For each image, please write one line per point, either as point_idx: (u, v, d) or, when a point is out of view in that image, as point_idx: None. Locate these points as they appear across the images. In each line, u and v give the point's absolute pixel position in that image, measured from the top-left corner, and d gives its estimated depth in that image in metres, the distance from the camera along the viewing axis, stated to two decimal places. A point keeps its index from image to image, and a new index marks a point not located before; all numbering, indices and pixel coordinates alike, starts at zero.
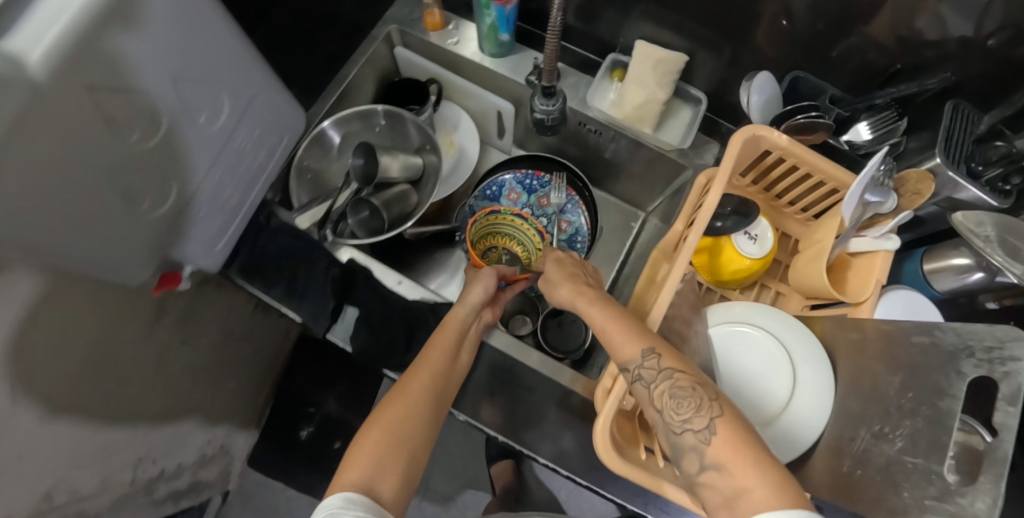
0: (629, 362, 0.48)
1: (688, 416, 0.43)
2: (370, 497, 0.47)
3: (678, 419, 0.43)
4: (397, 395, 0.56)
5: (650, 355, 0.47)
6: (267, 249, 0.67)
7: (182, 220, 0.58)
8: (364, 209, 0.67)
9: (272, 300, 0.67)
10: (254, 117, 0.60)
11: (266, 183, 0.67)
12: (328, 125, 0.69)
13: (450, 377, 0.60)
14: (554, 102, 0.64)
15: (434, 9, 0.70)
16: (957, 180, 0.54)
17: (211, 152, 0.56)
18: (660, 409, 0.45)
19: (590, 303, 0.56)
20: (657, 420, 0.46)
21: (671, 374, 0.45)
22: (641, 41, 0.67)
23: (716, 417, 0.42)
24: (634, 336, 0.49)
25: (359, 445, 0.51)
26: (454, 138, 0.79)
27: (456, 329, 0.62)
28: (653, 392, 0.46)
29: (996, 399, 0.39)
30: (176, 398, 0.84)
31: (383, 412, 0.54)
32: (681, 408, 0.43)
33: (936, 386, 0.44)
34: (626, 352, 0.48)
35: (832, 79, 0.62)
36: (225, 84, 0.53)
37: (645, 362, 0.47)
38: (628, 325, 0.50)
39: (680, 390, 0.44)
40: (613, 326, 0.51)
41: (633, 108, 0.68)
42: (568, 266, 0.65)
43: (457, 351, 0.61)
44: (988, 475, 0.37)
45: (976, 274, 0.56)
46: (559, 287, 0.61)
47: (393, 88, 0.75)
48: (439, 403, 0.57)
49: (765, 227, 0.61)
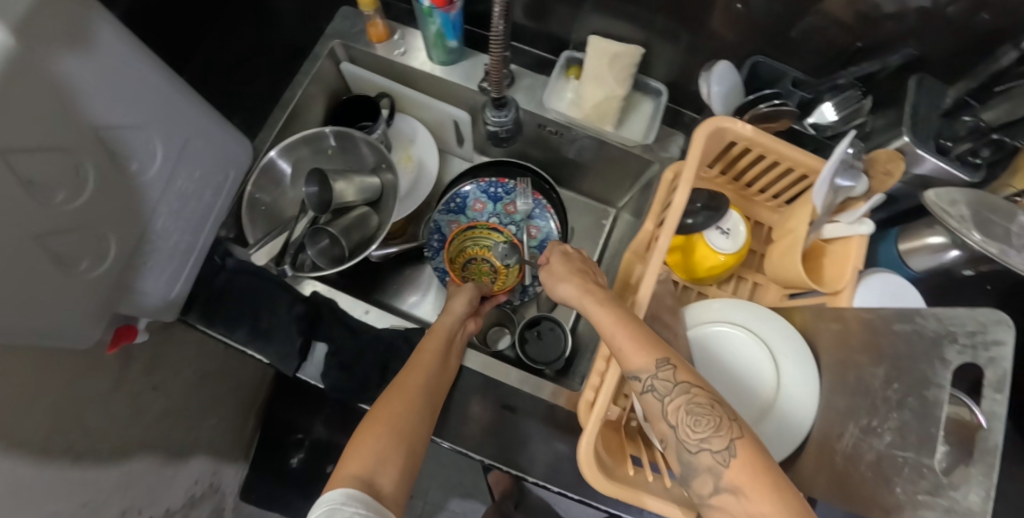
0: (640, 372, 0.44)
1: (706, 435, 0.40)
2: (368, 493, 0.45)
3: (695, 439, 0.40)
4: (387, 402, 0.53)
5: (664, 365, 0.44)
6: (226, 289, 0.64)
7: (127, 274, 0.54)
8: (323, 238, 0.65)
9: (235, 343, 0.63)
10: (193, 158, 0.57)
11: (216, 223, 0.64)
12: (276, 155, 0.67)
13: (440, 386, 0.57)
14: (506, 114, 0.62)
15: (377, 21, 0.66)
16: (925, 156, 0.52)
17: (149, 198, 0.54)
18: (675, 426, 0.42)
19: (598, 302, 0.51)
20: (668, 437, 0.43)
21: (688, 389, 0.42)
22: (594, 35, 0.63)
23: (737, 439, 0.39)
24: (648, 343, 0.45)
25: (349, 456, 0.48)
26: (411, 152, 0.76)
27: (444, 337, 0.61)
28: (668, 407, 0.42)
29: (981, 386, 0.37)
30: (155, 444, 0.80)
31: (375, 420, 0.51)
32: (698, 426, 0.41)
33: (921, 376, 0.43)
34: (639, 362, 0.44)
35: (793, 60, 0.60)
36: (155, 124, 0.52)
37: (659, 373, 0.43)
38: (640, 330, 0.46)
39: (697, 406, 0.41)
40: (623, 326, 0.47)
41: (593, 107, 0.65)
42: (571, 259, 0.60)
43: (444, 361, 0.59)
44: (978, 466, 0.35)
45: (952, 252, 0.54)
46: (560, 284, 0.57)
47: (341, 106, 0.72)
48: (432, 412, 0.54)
49: (738, 220, 0.59)
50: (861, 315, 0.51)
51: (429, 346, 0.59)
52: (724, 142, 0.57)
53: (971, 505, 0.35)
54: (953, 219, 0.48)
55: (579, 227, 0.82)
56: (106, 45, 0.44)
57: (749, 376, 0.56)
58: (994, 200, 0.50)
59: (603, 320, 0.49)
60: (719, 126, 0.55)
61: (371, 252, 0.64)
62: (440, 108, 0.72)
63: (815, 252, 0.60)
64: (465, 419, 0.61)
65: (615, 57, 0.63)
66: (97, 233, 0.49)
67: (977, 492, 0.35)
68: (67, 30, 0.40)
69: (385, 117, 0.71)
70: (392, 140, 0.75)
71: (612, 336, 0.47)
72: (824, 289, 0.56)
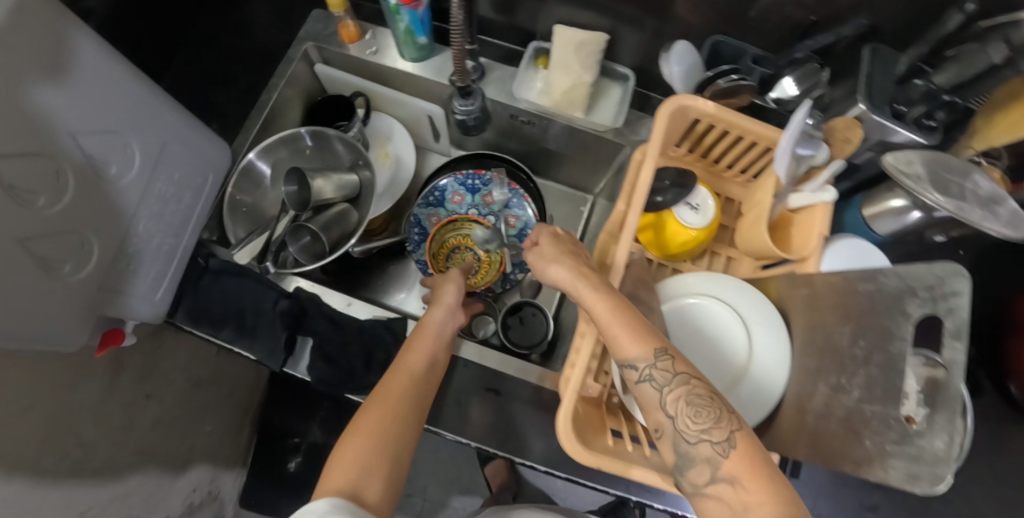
0: (637, 360, 0.44)
1: (706, 427, 0.40)
2: (352, 502, 0.43)
3: (694, 429, 0.40)
4: (377, 401, 0.52)
5: (662, 355, 0.44)
6: (211, 290, 0.65)
7: (112, 277, 0.56)
8: (303, 235, 0.66)
9: (222, 341, 0.64)
10: (171, 161, 0.59)
11: (199, 225, 0.66)
12: (255, 157, 0.68)
13: (429, 385, 0.56)
14: (472, 102, 0.64)
15: (348, 21, 0.68)
16: (884, 123, 0.54)
17: (130, 201, 0.55)
18: (673, 416, 0.42)
19: (593, 288, 0.50)
20: (664, 426, 0.42)
21: (687, 380, 0.42)
22: (558, 24, 0.65)
23: (737, 432, 0.39)
24: (646, 333, 0.45)
25: (337, 457, 0.47)
26: (389, 149, 0.78)
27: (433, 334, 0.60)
28: (667, 396, 0.42)
29: (941, 336, 0.38)
30: (151, 452, 0.81)
31: (366, 420, 0.50)
32: (698, 417, 0.40)
33: (886, 330, 0.44)
34: (636, 350, 0.44)
35: (753, 38, 0.62)
36: (132, 130, 0.53)
37: (657, 363, 0.44)
38: (634, 322, 0.46)
39: (696, 397, 0.41)
40: (622, 315, 0.47)
41: (561, 94, 0.67)
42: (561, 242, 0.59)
43: (434, 358, 0.58)
44: (941, 413, 0.37)
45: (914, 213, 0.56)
46: (553, 267, 0.55)
47: (317, 107, 0.74)
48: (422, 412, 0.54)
49: (706, 195, 0.60)
50: (829, 279, 0.52)
51: (419, 344, 0.58)
52: (691, 118, 0.58)
53: (936, 450, 0.36)
54: (910, 180, 0.50)
55: (558, 216, 0.84)
56: (85, 63, 0.47)
57: (722, 345, 0.58)
58: (952, 160, 0.51)
59: (601, 310, 0.48)
60: (683, 105, 0.56)
61: (353, 245, 0.66)
62: (416, 105, 0.73)
63: (783, 223, 0.61)
64: (453, 405, 0.62)
65: (582, 44, 0.64)
66: (79, 238, 0.50)
67: (943, 438, 0.36)
68: (40, 45, 0.42)
69: (360, 117, 0.73)
70: (369, 138, 0.78)
71: (607, 322, 0.47)
72: (793, 257, 0.58)
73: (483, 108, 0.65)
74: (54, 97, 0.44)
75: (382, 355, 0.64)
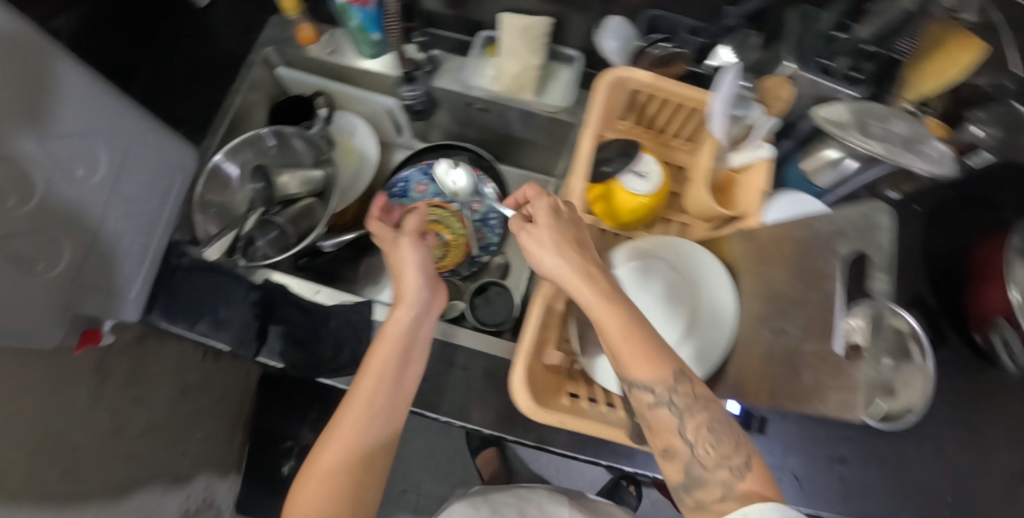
0: (658, 386, 0.43)
1: (727, 453, 0.40)
2: None
3: (713, 458, 0.41)
4: (339, 433, 0.52)
5: (681, 378, 0.43)
6: (185, 287, 0.68)
7: (85, 276, 0.58)
8: (271, 230, 0.73)
9: (197, 335, 0.66)
10: (138, 164, 0.62)
11: (169, 224, 0.69)
12: (221, 158, 0.71)
13: (394, 399, 0.55)
14: (417, 87, 0.71)
15: (304, 24, 0.71)
16: (813, 79, 0.56)
17: (99, 203, 0.57)
18: (691, 444, 0.42)
19: (604, 302, 0.46)
20: (677, 451, 0.42)
21: (706, 405, 0.42)
22: (504, 11, 0.67)
23: (752, 459, 0.41)
24: (653, 357, 0.44)
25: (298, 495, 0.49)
26: (352, 145, 0.82)
27: (396, 342, 0.56)
28: (686, 424, 0.42)
29: (872, 269, 0.41)
30: (143, 460, 0.83)
31: (328, 453, 0.51)
32: (718, 446, 0.41)
33: (817, 272, 0.46)
34: (648, 374, 0.43)
35: (687, 10, 0.65)
36: (98, 137, 0.55)
37: (677, 390, 0.43)
38: (656, 345, 0.44)
39: (718, 424, 0.42)
40: (638, 334, 0.44)
41: (512, 79, 0.69)
42: (547, 211, 0.53)
43: (400, 368, 0.56)
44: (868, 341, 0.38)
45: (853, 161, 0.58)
46: (550, 256, 0.49)
47: (279, 108, 0.77)
48: (383, 431, 0.54)
49: (650, 161, 0.62)
50: (769, 230, 0.54)
51: (382, 361, 0.55)
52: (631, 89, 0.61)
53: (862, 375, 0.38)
54: (841, 128, 0.52)
55: None
56: (70, 88, 0.50)
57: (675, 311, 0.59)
58: (877, 109, 0.54)
59: (613, 334, 0.45)
60: (622, 81, 0.59)
61: (319, 235, 0.69)
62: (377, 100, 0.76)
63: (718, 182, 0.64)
64: (424, 382, 0.64)
65: (528, 27, 0.66)
66: (52, 239, 0.53)
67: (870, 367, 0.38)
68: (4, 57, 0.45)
69: (324, 117, 0.77)
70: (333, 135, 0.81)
71: (618, 346, 0.44)
72: (735, 213, 0.60)
73: (427, 92, 0.72)
74: (39, 144, 0.49)
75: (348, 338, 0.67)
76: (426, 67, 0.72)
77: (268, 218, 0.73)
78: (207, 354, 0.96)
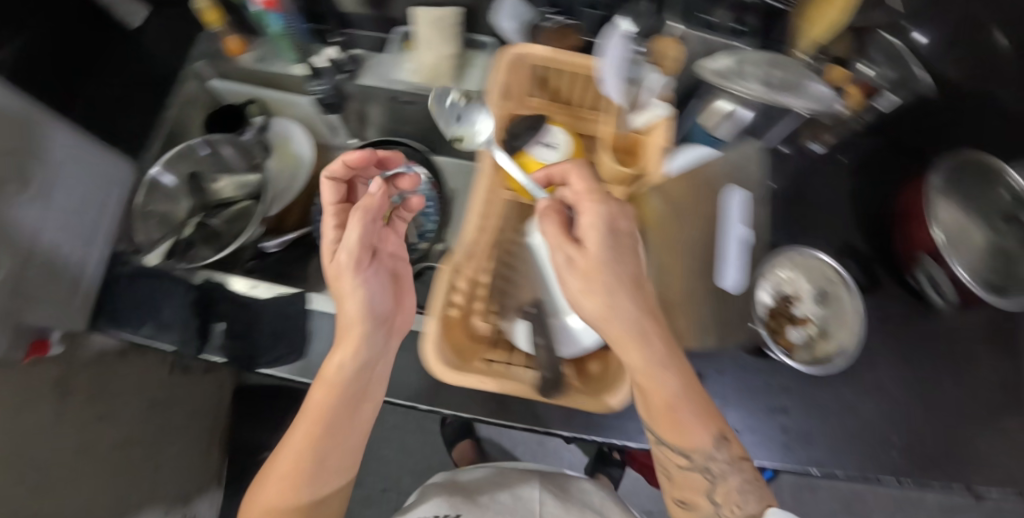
0: (703, 452, 0.56)
1: (744, 489, 0.56)
2: None
3: (740, 510, 0.56)
4: (288, 472, 0.61)
5: (721, 444, 0.57)
6: (131, 291, 0.72)
7: (22, 286, 0.61)
8: (207, 235, 0.75)
9: (144, 336, 0.70)
10: (70, 174, 0.64)
11: (108, 234, 0.72)
12: (157, 171, 0.75)
13: (349, 436, 0.64)
14: (325, 81, 0.75)
15: (230, 34, 0.77)
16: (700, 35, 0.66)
17: (33, 216, 0.60)
18: (716, 503, 0.57)
19: (648, 373, 0.55)
20: (704, 507, 0.58)
21: (738, 468, 0.57)
22: (417, 7, 0.71)
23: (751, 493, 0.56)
24: (694, 424, 0.56)
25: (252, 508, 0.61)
26: (290, 148, 0.82)
27: (349, 394, 0.64)
28: (719, 488, 0.57)
29: None
30: (117, 474, 0.85)
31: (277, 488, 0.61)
32: (746, 505, 0.56)
33: None
34: (688, 440, 0.57)
35: None
36: (31, 154, 0.58)
37: (718, 453, 0.57)
38: (701, 408, 0.57)
39: (745, 487, 0.57)
40: (682, 411, 0.56)
41: (428, 69, 0.73)
42: (594, 230, 0.56)
43: (350, 410, 0.64)
44: None
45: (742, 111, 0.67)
46: (588, 301, 0.56)
47: (213, 118, 0.79)
48: (326, 467, 0.63)
49: (557, 132, 0.67)
50: None
51: (326, 414, 0.62)
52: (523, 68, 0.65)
53: None
54: (723, 77, 0.59)
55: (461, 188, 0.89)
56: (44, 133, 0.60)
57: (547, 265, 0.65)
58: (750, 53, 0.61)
59: (661, 400, 0.56)
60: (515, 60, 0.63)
61: (250, 232, 0.70)
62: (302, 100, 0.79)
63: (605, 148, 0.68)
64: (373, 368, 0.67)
65: (436, 21, 0.71)
66: None
67: None
68: None
69: (259, 126, 0.80)
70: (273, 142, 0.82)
71: (659, 412, 0.57)
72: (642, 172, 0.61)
73: (335, 87, 0.76)
74: None
75: (279, 327, 0.71)
76: (347, 68, 0.77)
77: (204, 223, 0.74)
78: (173, 367, 0.99)
